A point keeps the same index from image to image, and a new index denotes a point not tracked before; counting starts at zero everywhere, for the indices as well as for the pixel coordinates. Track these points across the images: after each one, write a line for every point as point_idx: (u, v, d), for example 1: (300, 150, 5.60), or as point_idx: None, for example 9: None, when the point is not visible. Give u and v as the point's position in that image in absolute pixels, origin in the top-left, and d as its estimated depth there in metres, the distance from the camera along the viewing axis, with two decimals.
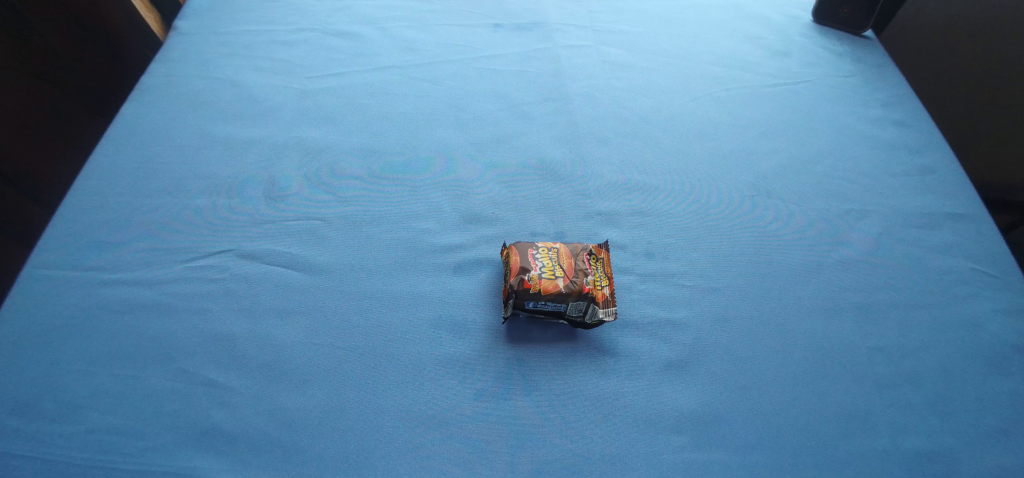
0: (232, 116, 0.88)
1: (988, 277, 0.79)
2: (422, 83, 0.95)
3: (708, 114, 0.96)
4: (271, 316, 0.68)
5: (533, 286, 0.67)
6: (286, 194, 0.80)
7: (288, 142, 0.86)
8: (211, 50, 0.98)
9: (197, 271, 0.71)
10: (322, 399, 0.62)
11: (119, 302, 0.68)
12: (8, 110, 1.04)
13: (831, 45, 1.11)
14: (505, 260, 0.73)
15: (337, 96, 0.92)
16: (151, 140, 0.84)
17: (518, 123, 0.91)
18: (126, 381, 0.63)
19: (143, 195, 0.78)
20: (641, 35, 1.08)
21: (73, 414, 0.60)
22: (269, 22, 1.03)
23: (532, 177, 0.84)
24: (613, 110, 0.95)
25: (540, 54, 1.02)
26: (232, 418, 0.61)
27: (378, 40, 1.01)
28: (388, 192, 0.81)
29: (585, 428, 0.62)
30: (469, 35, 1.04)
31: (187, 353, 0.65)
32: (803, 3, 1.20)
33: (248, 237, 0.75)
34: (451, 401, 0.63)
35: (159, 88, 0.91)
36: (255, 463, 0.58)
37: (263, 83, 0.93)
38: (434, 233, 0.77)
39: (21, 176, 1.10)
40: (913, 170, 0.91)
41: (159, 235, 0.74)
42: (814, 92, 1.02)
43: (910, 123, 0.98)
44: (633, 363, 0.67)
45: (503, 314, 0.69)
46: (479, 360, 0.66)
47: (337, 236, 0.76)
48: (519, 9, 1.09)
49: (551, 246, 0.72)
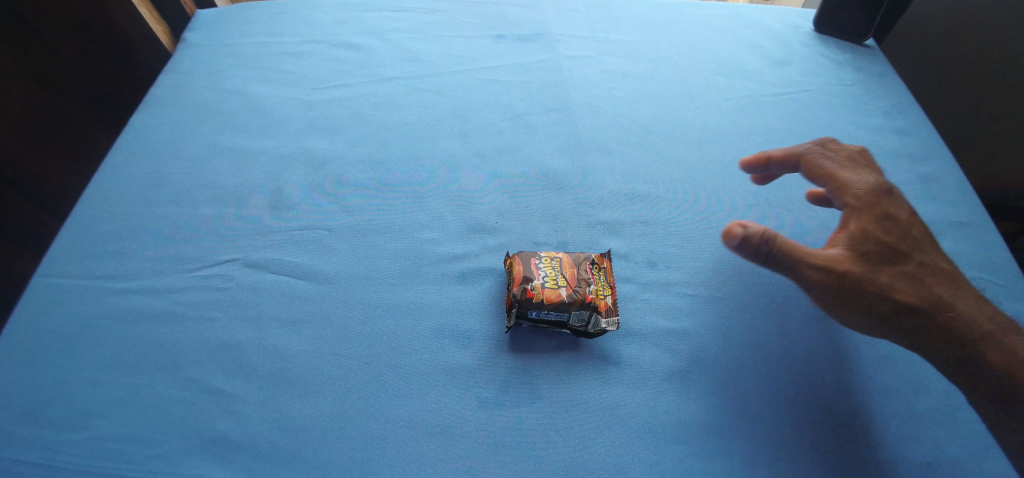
0: (239, 126, 0.90)
1: (991, 285, 0.79)
2: (426, 93, 0.97)
3: (710, 123, 0.97)
4: (277, 325, 0.69)
5: (537, 295, 0.68)
6: (293, 203, 0.81)
7: (294, 152, 0.87)
8: (219, 61, 0.99)
9: (205, 280, 0.72)
10: (327, 406, 0.63)
11: (128, 310, 0.69)
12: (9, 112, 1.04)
13: (832, 54, 1.11)
14: (508, 269, 0.74)
15: (343, 107, 0.94)
16: (160, 149, 0.85)
17: (521, 133, 0.92)
18: (134, 389, 0.64)
19: (152, 205, 0.79)
20: (642, 44, 1.09)
21: (82, 422, 0.61)
22: (276, 33, 1.04)
23: (535, 185, 0.85)
24: (616, 120, 0.96)
25: (542, 64, 1.03)
26: (239, 427, 0.62)
27: (382, 51, 1.03)
28: (392, 202, 0.82)
29: (588, 438, 0.63)
30: (473, 46, 1.05)
31: (193, 361, 0.66)
32: (804, 12, 1.21)
33: (255, 246, 0.76)
34: (455, 410, 0.64)
35: (167, 98, 0.92)
36: (261, 471, 0.59)
37: (270, 93, 0.94)
38: (438, 242, 0.78)
39: (19, 177, 1.08)
40: (916, 179, 0.91)
41: (167, 244, 0.75)
42: (816, 101, 1.02)
43: (913, 131, 0.99)
44: (636, 372, 0.68)
45: (506, 324, 0.69)
46: (482, 370, 0.67)
47: (342, 245, 0.77)
48: (522, 19, 1.10)
49: (554, 255, 0.73)
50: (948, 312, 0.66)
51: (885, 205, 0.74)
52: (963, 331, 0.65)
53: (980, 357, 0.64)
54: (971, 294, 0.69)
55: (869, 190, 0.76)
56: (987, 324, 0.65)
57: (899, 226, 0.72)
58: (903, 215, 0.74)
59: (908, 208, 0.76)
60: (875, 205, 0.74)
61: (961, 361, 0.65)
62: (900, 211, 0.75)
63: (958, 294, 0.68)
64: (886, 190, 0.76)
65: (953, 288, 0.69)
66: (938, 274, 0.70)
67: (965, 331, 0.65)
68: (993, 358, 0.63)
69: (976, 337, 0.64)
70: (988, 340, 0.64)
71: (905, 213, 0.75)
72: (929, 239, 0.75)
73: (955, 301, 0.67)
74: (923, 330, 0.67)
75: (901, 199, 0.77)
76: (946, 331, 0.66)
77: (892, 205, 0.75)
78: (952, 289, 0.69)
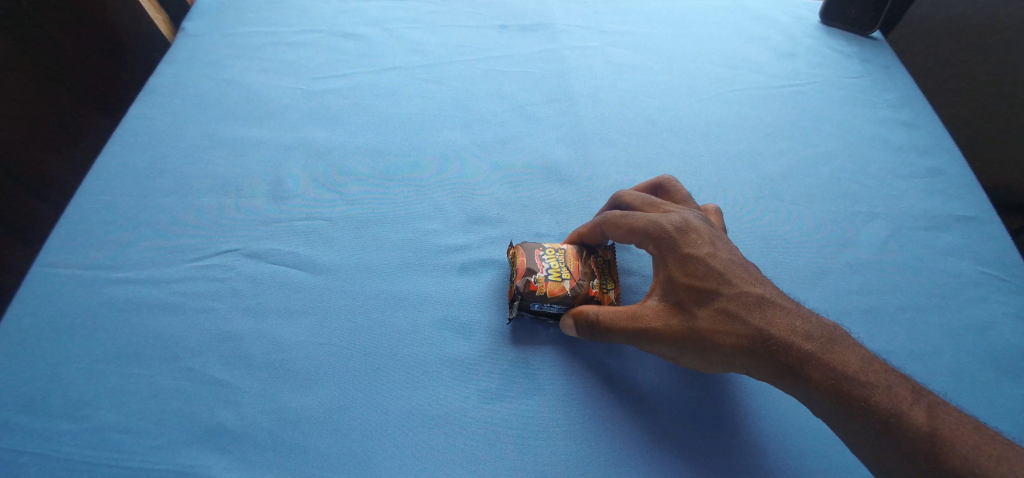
0: (238, 117, 0.89)
1: (998, 280, 0.78)
2: (428, 84, 0.96)
3: (714, 115, 0.96)
4: (277, 316, 0.68)
5: (539, 288, 0.66)
6: (293, 194, 0.80)
7: (295, 143, 0.86)
8: (218, 51, 0.98)
9: (204, 271, 0.72)
10: (327, 398, 0.62)
11: (126, 300, 0.69)
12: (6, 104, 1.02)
13: (838, 46, 1.10)
14: (510, 259, 0.73)
15: (344, 97, 0.93)
16: (159, 139, 0.85)
17: (524, 124, 0.91)
18: (133, 379, 0.63)
19: (150, 195, 0.78)
20: (646, 36, 1.08)
21: (80, 412, 0.61)
22: (276, 23, 1.03)
23: (537, 177, 0.84)
24: (619, 111, 0.95)
25: (544, 55, 1.02)
26: (238, 417, 0.61)
27: (383, 41, 1.02)
28: (392, 193, 0.81)
29: (590, 430, 0.62)
30: (475, 36, 1.04)
31: (192, 351, 0.65)
32: (810, 4, 1.19)
33: (254, 237, 0.75)
34: (457, 401, 0.63)
35: (165, 88, 0.91)
36: (259, 462, 0.59)
37: (269, 84, 0.94)
38: (439, 233, 0.77)
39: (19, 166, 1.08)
40: (922, 173, 0.90)
41: (166, 234, 0.75)
42: (821, 93, 1.01)
43: (919, 124, 0.98)
44: (638, 365, 0.67)
45: (509, 315, 0.68)
46: (483, 361, 0.66)
47: (343, 236, 0.76)
48: (525, 9, 1.09)
49: (557, 247, 0.70)
50: (771, 345, 0.57)
51: (673, 236, 0.63)
52: (785, 359, 0.56)
53: (807, 380, 0.55)
54: (790, 309, 0.59)
55: (653, 229, 0.64)
56: (804, 344, 0.56)
57: (691, 259, 0.61)
58: (693, 241, 0.63)
59: (702, 226, 0.64)
60: (664, 240, 0.63)
61: (798, 391, 0.56)
62: (691, 236, 0.63)
63: (780, 317, 0.58)
64: (664, 222, 0.64)
65: (768, 315, 0.58)
66: (757, 302, 0.59)
67: (786, 361, 0.56)
68: (819, 381, 0.54)
69: (797, 362, 0.56)
70: (808, 361, 0.55)
71: (701, 235, 0.63)
72: (738, 254, 0.64)
73: (775, 328, 0.57)
74: (755, 369, 0.58)
75: (695, 221, 0.65)
76: (775, 365, 0.57)
77: (674, 234, 0.63)
78: (768, 314, 0.58)
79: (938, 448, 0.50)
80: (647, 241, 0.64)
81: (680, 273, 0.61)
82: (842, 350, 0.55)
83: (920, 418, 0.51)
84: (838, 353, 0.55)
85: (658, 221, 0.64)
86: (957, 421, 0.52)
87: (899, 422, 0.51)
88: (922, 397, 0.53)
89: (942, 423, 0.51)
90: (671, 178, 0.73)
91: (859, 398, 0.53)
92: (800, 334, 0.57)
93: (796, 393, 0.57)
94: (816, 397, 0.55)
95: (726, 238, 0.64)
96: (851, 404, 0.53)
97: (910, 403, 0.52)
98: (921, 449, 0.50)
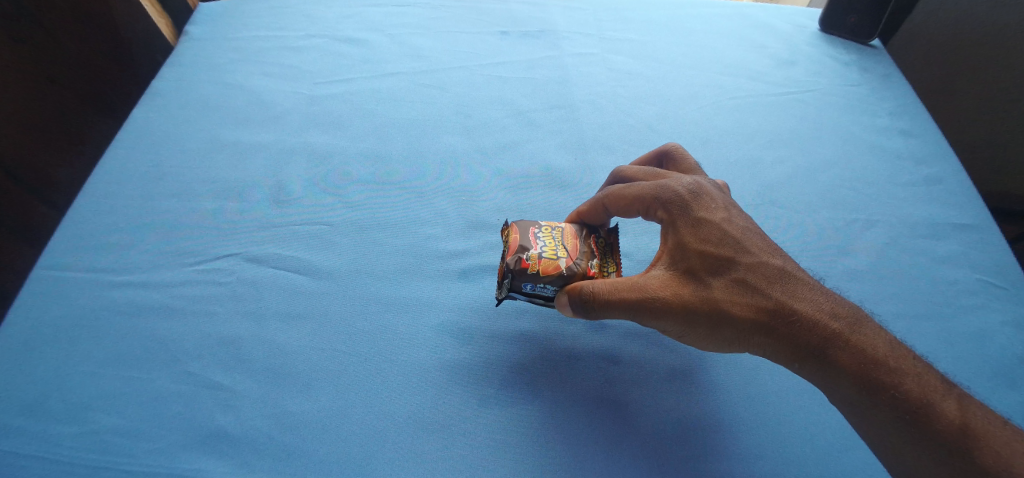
0: (242, 121, 0.89)
1: (996, 288, 0.78)
2: (430, 90, 0.96)
3: (714, 121, 0.97)
4: (278, 320, 0.69)
5: (532, 266, 0.63)
6: (294, 197, 0.80)
7: (296, 147, 0.86)
8: (222, 55, 0.98)
9: (205, 275, 0.72)
10: (327, 403, 0.63)
11: (128, 303, 0.69)
12: (6, 100, 1.04)
13: (837, 54, 1.11)
14: (506, 239, 0.70)
15: (346, 103, 0.93)
16: (162, 142, 0.85)
17: (524, 130, 0.92)
18: (133, 383, 0.63)
19: (152, 198, 0.79)
20: (647, 43, 1.09)
21: (80, 415, 0.61)
22: (280, 28, 1.04)
23: (537, 183, 0.85)
24: (622, 117, 0.95)
25: (546, 62, 1.02)
26: (238, 421, 0.61)
27: (387, 47, 1.02)
28: (393, 198, 0.82)
29: (590, 436, 0.63)
30: (477, 43, 1.04)
31: (193, 355, 0.65)
32: (810, 13, 1.20)
33: (256, 242, 0.75)
34: (454, 408, 0.63)
35: (169, 92, 0.92)
36: (259, 467, 0.58)
37: (272, 88, 0.94)
38: (439, 238, 0.77)
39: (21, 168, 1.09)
40: (920, 181, 0.91)
41: (169, 237, 0.75)
42: (820, 101, 1.02)
43: (918, 133, 0.98)
44: (637, 370, 0.68)
45: (500, 297, 0.66)
46: (482, 369, 0.66)
47: (344, 241, 0.76)
48: (528, 16, 1.10)
49: (554, 226, 0.68)
50: (791, 319, 0.57)
51: (685, 200, 0.64)
52: (808, 336, 0.57)
53: (830, 362, 0.55)
54: (810, 284, 0.60)
55: (664, 194, 0.64)
56: (830, 323, 0.56)
57: (706, 224, 0.62)
58: (707, 206, 0.64)
59: (715, 193, 0.66)
60: (675, 203, 0.64)
61: (817, 375, 0.56)
62: (704, 201, 0.64)
63: (801, 292, 0.59)
64: (674, 186, 0.65)
65: (789, 289, 0.59)
66: (774, 273, 0.60)
67: (808, 338, 0.56)
68: (845, 364, 0.54)
69: (821, 341, 0.56)
70: (833, 341, 0.55)
71: (714, 201, 0.65)
72: (752, 225, 0.65)
73: (796, 302, 0.58)
74: (771, 345, 0.58)
75: (707, 186, 0.66)
76: (795, 342, 0.57)
77: (686, 197, 0.64)
78: (787, 287, 0.59)
79: (971, 440, 0.50)
80: (659, 203, 0.64)
81: (694, 236, 0.62)
82: (869, 332, 0.56)
83: (952, 411, 0.52)
84: (865, 335, 0.56)
85: (671, 183, 0.65)
86: (986, 417, 0.52)
87: (932, 413, 0.52)
88: (952, 390, 0.54)
89: (974, 419, 0.52)
90: (676, 148, 0.74)
91: (888, 387, 0.53)
92: (825, 312, 0.57)
93: (816, 377, 0.57)
94: (840, 383, 0.55)
95: (739, 207, 0.66)
96: (878, 392, 0.53)
97: (941, 395, 0.53)
98: (951, 443, 0.51)
